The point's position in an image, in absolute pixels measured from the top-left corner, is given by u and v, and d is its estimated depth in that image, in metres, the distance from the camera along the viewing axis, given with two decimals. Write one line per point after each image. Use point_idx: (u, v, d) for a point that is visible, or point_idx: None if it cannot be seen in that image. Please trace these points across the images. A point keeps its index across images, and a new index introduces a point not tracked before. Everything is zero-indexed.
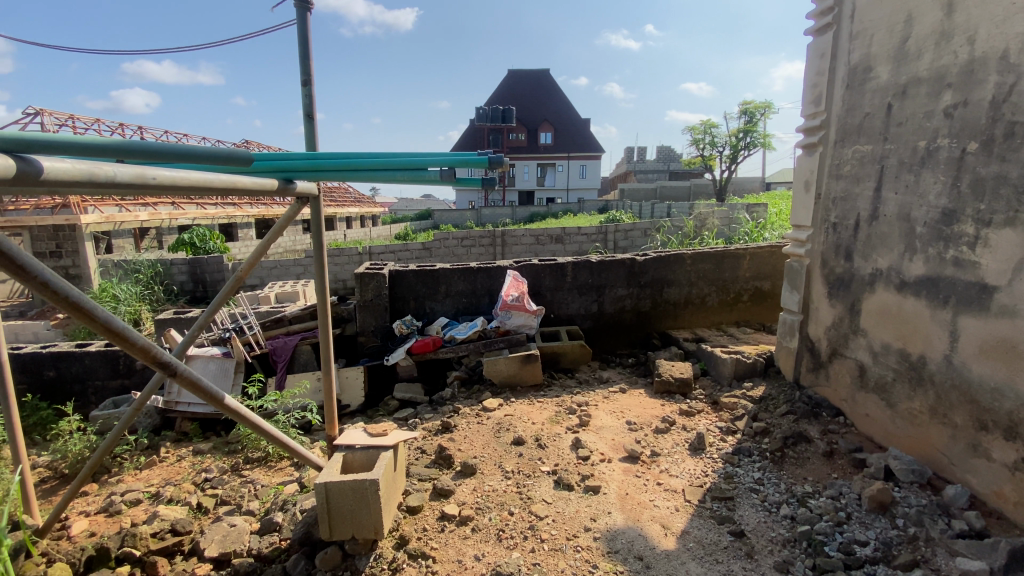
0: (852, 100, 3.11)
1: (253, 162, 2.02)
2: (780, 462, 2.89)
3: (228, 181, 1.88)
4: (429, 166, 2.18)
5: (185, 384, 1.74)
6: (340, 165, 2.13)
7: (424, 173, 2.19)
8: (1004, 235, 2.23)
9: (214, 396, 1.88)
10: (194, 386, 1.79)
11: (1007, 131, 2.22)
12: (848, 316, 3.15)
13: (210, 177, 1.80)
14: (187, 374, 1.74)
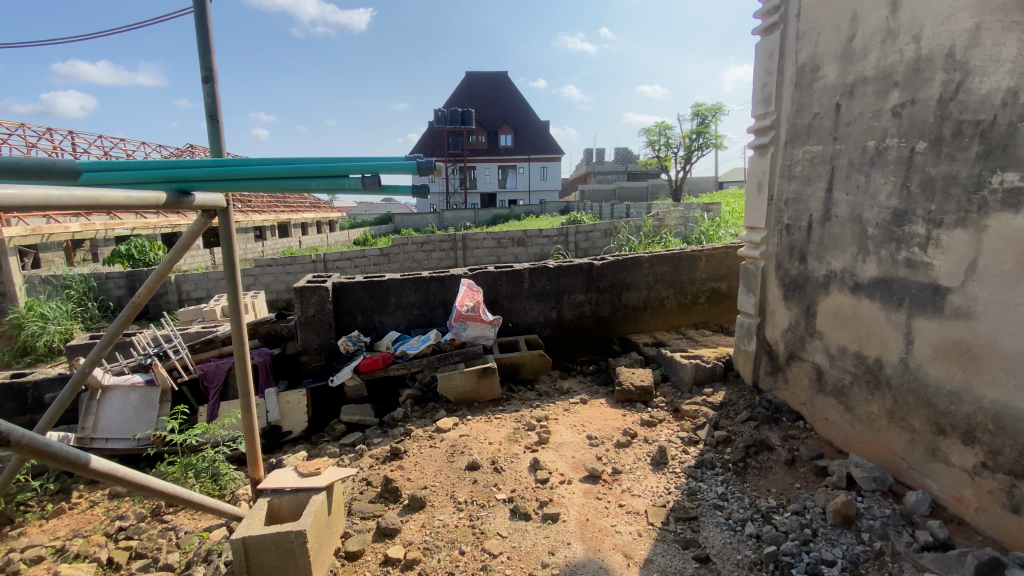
0: (801, 100, 3.07)
1: (82, 178, 1.58)
2: (743, 474, 2.78)
3: (83, 197, 1.49)
4: (349, 173, 1.96)
5: (26, 453, 1.43)
6: (246, 173, 1.96)
7: (344, 181, 1.98)
8: (956, 236, 2.17)
9: (71, 460, 1.57)
10: (39, 452, 1.48)
11: (954, 130, 2.18)
12: (804, 319, 3.10)
13: (55, 193, 1.40)
14: (27, 441, 1.43)
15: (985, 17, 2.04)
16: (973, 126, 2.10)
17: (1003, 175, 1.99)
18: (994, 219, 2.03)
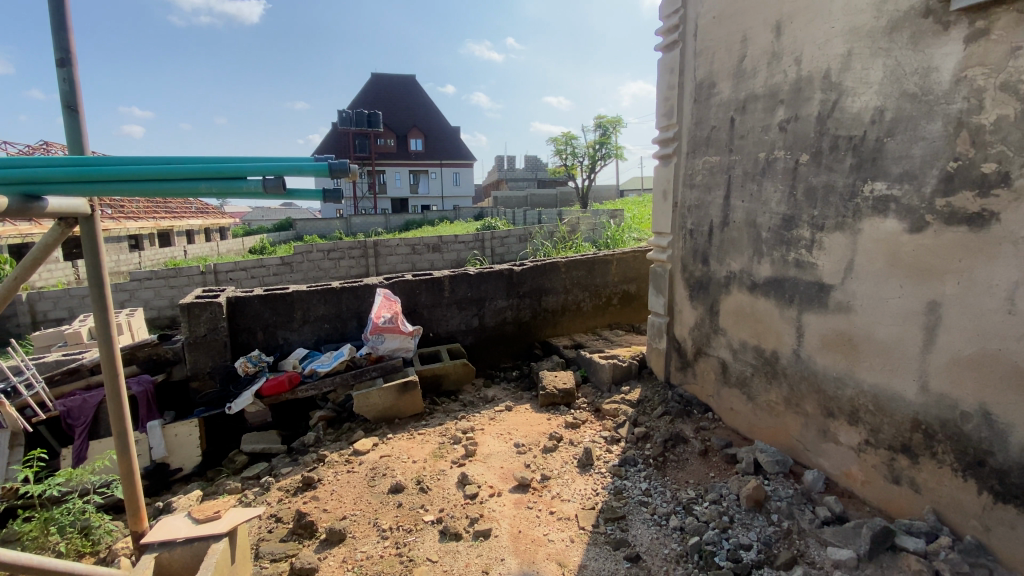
0: (700, 114, 3.30)
1: None
2: (663, 467, 2.89)
3: None
4: (247, 175, 1.74)
5: None
6: (120, 175, 1.67)
7: (241, 184, 1.75)
8: (836, 238, 2.43)
9: None
10: None
11: (831, 144, 2.44)
12: (708, 316, 3.31)
13: None
14: None
15: (854, 43, 2.31)
16: (847, 141, 2.36)
17: (873, 184, 2.26)
18: (867, 224, 2.29)
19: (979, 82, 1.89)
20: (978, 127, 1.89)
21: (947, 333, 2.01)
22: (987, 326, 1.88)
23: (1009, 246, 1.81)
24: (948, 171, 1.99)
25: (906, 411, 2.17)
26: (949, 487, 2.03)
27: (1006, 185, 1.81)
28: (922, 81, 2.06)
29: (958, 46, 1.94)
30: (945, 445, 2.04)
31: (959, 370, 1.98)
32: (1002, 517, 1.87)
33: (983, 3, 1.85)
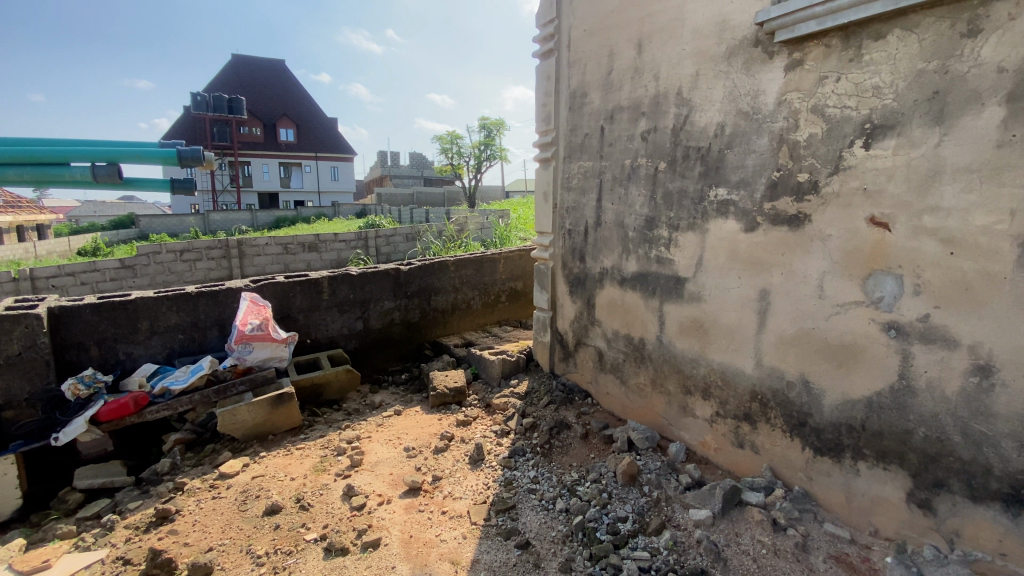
0: (574, 121, 3.51)
1: None
2: (549, 454, 3.02)
3: None
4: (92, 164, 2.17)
5: None
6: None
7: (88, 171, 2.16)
8: (689, 237, 2.74)
9: None
10: None
11: (684, 153, 2.75)
12: (586, 310, 3.54)
13: None
14: None
15: (701, 65, 2.63)
16: (696, 151, 2.68)
17: (717, 190, 2.59)
18: (713, 224, 2.62)
19: (794, 105, 2.26)
20: (795, 143, 2.26)
21: (776, 316, 2.38)
22: (803, 308, 2.27)
23: (818, 242, 2.20)
24: (773, 179, 2.35)
25: (746, 384, 2.53)
26: (780, 446, 2.40)
27: (815, 192, 2.20)
28: (753, 102, 2.42)
29: (779, 73, 2.30)
30: (777, 411, 2.41)
31: (785, 346, 2.35)
32: (818, 465, 2.27)
33: (796, 39, 2.22)
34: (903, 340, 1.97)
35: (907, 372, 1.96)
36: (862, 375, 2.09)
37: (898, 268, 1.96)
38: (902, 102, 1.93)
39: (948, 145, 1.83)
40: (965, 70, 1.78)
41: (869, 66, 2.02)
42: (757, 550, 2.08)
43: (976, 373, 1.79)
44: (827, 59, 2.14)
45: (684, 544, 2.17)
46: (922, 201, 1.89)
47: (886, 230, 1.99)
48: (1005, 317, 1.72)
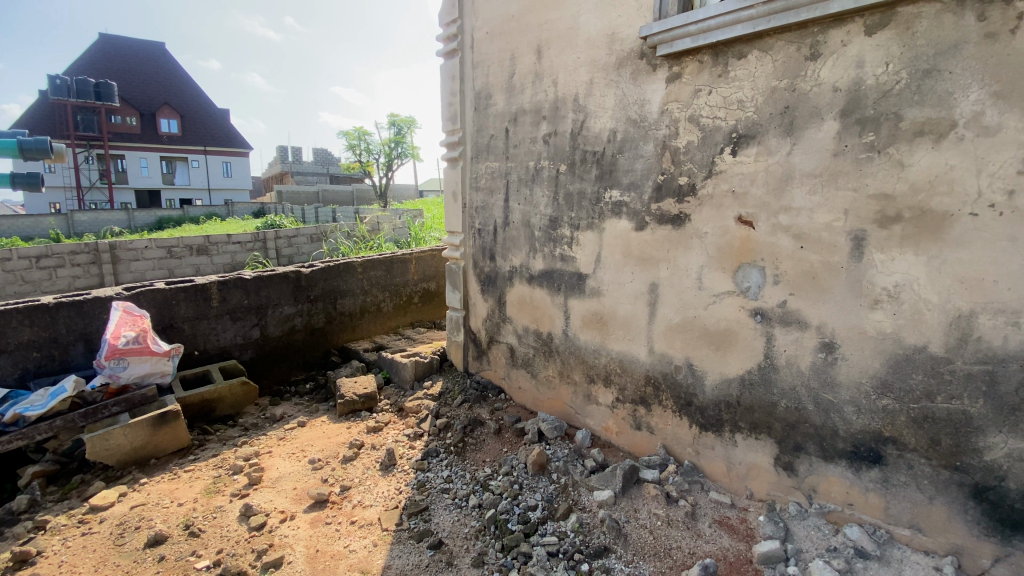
0: (479, 122, 3.55)
1: None
2: (463, 451, 3.03)
3: None
4: None
5: None
6: None
7: None
8: (589, 236, 2.90)
9: None
10: None
11: (582, 157, 2.89)
12: (497, 308, 3.60)
13: None
14: None
15: (595, 73, 2.79)
16: (593, 155, 2.84)
17: (611, 191, 2.76)
18: (609, 223, 2.79)
19: (674, 114, 2.48)
20: (675, 149, 2.48)
21: (665, 307, 2.59)
22: (687, 299, 2.49)
23: (697, 239, 2.43)
24: (658, 182, 2.56)
25: (642, 371, 2.72)
26: (672, 426, 2.62)
27: (693, 193, 2.43)
28: (640, 110, 2.61)
29: (662, 85, 2.51)
30: (668, 394, 2.62)
31: (673, 334, 2.57)
32: (704, 440, 2.50)
33: (675, 54, 2.43)
34: (767, 324, 2.24)
35: (771, 352, 2.24)
36: (737, 357, 2.35)
37: (761, 260, 2.23)
38: (760, 114, 2.20)
39: (796, 153, 2.11)
40: (808, 89, 2.06)
41: (735, 81, 2.27)
42: (653, 523, 2.26)
43: (823, 349, 2.09)
44: (701, 73, 2.37)
45: (590, 525, 2.30)
46: (778, 202, 2.17)
47: (751, 228, 2.25)
48: (842, 300, 2.03)
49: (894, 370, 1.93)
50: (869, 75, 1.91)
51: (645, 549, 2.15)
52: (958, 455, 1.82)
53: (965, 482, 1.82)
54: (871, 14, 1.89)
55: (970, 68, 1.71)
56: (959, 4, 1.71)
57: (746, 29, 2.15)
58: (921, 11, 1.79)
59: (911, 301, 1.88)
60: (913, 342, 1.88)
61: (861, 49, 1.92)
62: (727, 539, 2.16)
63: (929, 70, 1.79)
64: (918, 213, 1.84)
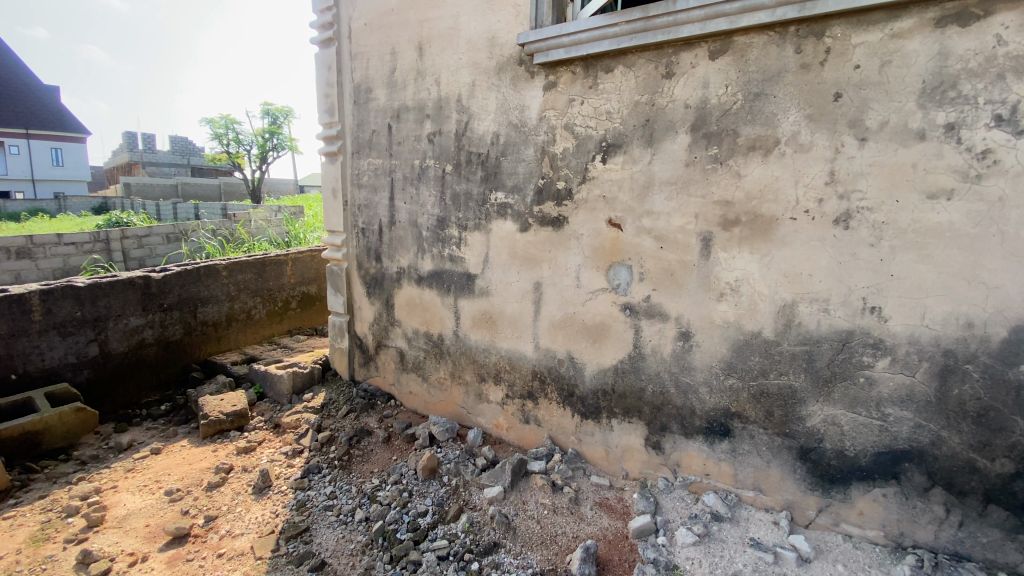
0: (360, 116, 3.41)
1: None
2: (348, 464, 2.88)
3: None
4: None
5: None
6: None
7: None
8: (476, 236, 2.92)
9: None
10: None
11: (466, 158, 2.91)
12: (384, 310, 3.47)
13: None
14: None
15: (476, 75, 2.82)
16: (477, 156, 2.86)
17: (496, 193, 2.81)
18: (495, 224, 2.84)
19: (551, 121, 2.59)
20: (553, 155, 2.60)
21: (549, 304, 2.71)
22: (568, 297, 2.63)
23: (575, 240, 2.57)
24: (539, 185, 2.66)
25: (529, 366, 2.81)
26: (557, 417, 2.75)
27: (570, 197, 2.56)
28: (520, 115, 2.69)
29: (539, 92, 2.62)
30: (553, 387, 2.75)
31: (556, 330, 2.70)
32: (586, 429, 2.66)
33: (550, 63, 2.54)
34: (635, 318, 2.44)
35: (639, 342, 2.45)
36: (612, 348, 2.53)
37: (629, 260, 2.43)
38: (626, 125, 2.39)
39: (656, 163, 2.32)
40: (664, 104, 2.28)
41: (604, 93, 2.44)
42: (540, 512, 2.35)
43: (682, 338, 2.33)
44: (574, 83, 2.51)
45: (480, 523, 2.32)
46: (642, 206, 2.37)
47: (620, 230, 2.44)
48: (695, 294, 2.28)
49: (737, 353, 2.22)
50: (713, 95, 2.17)
51: (533, 539, 2.22)
52: (787, 423, 2.14)
53: (792, 445, 2.14)
54: (714, 41, 2.15)
55: (789, 94, 2.02)
56: (780, 38, 2.01)
57: (612, 45, 2.31)
58: (752, 41, 2.06)
59: (749, 294, 2.16)
60: (752, 328, 2.17)
61: (707, 71, 2.18)
62: (606, 519, 2.32)
63: (759, 94, 2.07)
64: (752, 218, 2.12)
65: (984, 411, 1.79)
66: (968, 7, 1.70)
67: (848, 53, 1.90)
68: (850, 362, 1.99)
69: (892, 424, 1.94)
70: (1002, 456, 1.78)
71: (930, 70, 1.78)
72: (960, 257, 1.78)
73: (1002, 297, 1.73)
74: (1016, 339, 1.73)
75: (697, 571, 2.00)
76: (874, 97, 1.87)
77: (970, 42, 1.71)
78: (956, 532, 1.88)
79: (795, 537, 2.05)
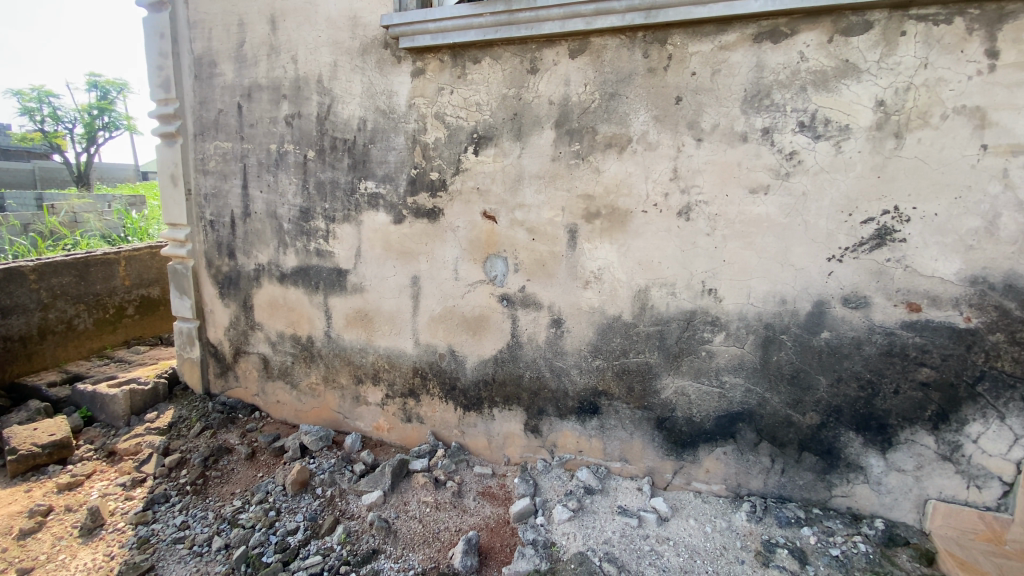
0: (203, 93, 3.01)
1: None
2: (203, 488, 2.57)
3: None
4: None
5: None
6: None
7: None
8: (345, 229, 2.74)
9: None
10: None
11: (331, 144, 2.71)
12: (242, 313, 3.13)
13: None
14: None
15: (338, 56, 2.63)
16: (342, 143, 2.68)
17: (365, 182, 2.66)
18: (365, 216, 2.69)
19: (421, 110, 2.51)
20: (425, 144, 2.52)
21: (426, 298, 2.65)
22: (446, 290, 2.60)
23: (450, 232, 2.54)
24: (411, 175, 2.57)
25: (408, 363, 2.73)
26: (439, 412, 2.71)
27: (444, 189, 2.52)
28: (388, 101, 2.57)
29: (407, 78, 2.52)
30: (434, 382, 2.70)
31: (435, 325, 2.65)
32: (468, 421, 2.66)
33: (416, 49, 2.46)
34: (512, 308, 2.49)
35: (516, 331, 2.50)
36: (491, 339, 2.55)
37: (504, 251, 2.46)
38: (495, 117, 2.40)
39: (525, 156, 2.37)
40: (530, 99, 2.33)
41: (472, 84, 2.42)
42: (422, 511, 2.31)
43: (554, 325, 2.43)
44: (442, 71, 2.46)
45: (358, 532, 2.22)
46: (514, 199, 2.41)
47: (494, 222, 2.46)
48: (565, 283, 2.39)
49: (602, 336, 2.37)
50: (574, 93, 2.26)
51: (414, 539, 2.18)
52: (645, 397, 2.34)
53: (651, 417, 2.35)
54: (573, 40, 2.24)
55: (639, 95, 2.17)
56: (631, 42, 2.15)
57: (477, 35, 2.30)
58: (607, 43, 2.19)
59: (610, 281, 2.31)
60: (614, 312, 2.33)
61: (568, 69, 2.26)
62: (489, 508, 2.35)
63: (614, 94, 2.21)
64: (611, 211, 2.27)
65: (796, 372, 2.12)
66: (778, 26, 1.97)
67: (686, 60, 2.09)
68: (694, 339, 2.23)
69: (729, 390, 2.22)
70: (810, 410, 2.13)
71: (751, 80, 2.03)
72: (774, 244, 2.07)
73: (806, 276, 2.06)
74: (817, 312, 2.07)
75: (572, 545, 2.11)
76: (708, 102, 2.09)
77: (780, 57, 1.98)
78: (780, 478, 2.21)
79: (655, 500, 2.27)
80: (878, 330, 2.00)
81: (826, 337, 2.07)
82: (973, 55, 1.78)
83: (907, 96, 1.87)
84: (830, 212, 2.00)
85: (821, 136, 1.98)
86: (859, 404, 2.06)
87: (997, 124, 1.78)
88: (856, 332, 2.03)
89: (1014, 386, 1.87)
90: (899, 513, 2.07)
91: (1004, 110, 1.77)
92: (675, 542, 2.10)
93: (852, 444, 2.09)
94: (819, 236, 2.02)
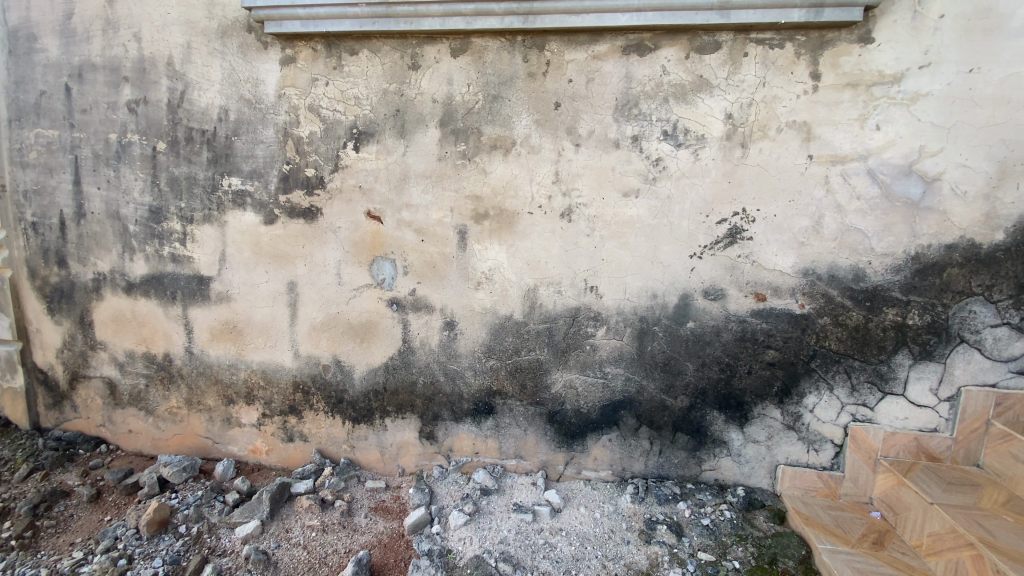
0: (17, 71, 2.51)
1: None
2: (32, 542, 2.16)
3: None
4: None
5: None
6: None
7: None
8: (206, 231, 2.45)
9: None
10: None
11: (186, 135, 2.40)
12: (78, 331, 2.67)
13: None
14: None
15: (192, 36, 2.34)
16: (200, 134, 2.39)
17: (229, 179, 2.40)
18: (230, 216, 2.43)
19: (293, 101, 2.32)
20: (298, 138, 2.34)
21: (306, 306, 2.46)
22: (328, 296, 2.43)
23: (331, 233, 2.38)
24: (283, 172, 2.36)
25: (287, 378, 2.52)
26: (326, 428, 2.54)
27: (321, 187, 2.35)
28: (254, 90, 2.34)
29: (275, 66, 2.31)
30: (318, 396, 2.52)
31: (317, 333, 2.47)
32: (358, 434, 2.53)
33: (285, 35, 2.26)
34: (402, 312, 2.40)
35: (407, 336, 2.42)
36: (380, 346, 2.44)
37: (392, 253, 2.36)
38: (375, 113, 2.29)
39: (409, 155, 2.29)
40: (412, 96, 2.26)
41: (349, 76, 2.28)
42: (307, 537, 2.16)
43: (446, 327, 2.39)
44: (315, 61, 2.29)
45: (231, 569, 2.02)
46: (399, 199, 2.32)
47: (379, 222, 2.35)
48: (456, 284, 2.35)
49: (494, 336, 2.37)
50: (457, 92, 2.23)
51: (298, 568, 2.03)
52: (537, 393, 2.39)
53: (542, 411, 2.40)
54: (454, 39, 2.21)
55: (520, 98, 2.20)
56: (510, 45, 2.18)
57: (353, 25, 2.17)
58: (488, 45, 2.19)
59: (501, 281, 2.33)
60: (504, 312, 2.35)
61: (450, 68, 2.23)
62: (382, 522, 2.26)
63: (496, 96, 2.22)
64: (498, 211, 2.28)
65: (668, 360, 2.30)
66: (644, 41, 2.12)
67: (563, 67, 2.17)
68: (579, 334, 2.33)
69: (611, 380, 2.35)
70: (681, 394, 2.32)
71: (620, 89, 2.15)
72: (645, 244, 2.23)
73: (673, 272, 2.23)
74: (683, 304, 2.26)
75: (469, 549, 2.09)
76: (584, 108, 2.18)
77: (646, 69, 2.13)
78: (658, 458, 2.39)
79: (548, 493, 2.34)
80: (733, 319, 2.24)
81: (691, 326, 2.27)
82: (801, 77, 2.05)
83: (750, 110, 2.10)
84: (692, 213, 2.19)
85: (682, 144, 2.16)
86: (720, 384, 2.30)
87: (819, 137, 2.07)
88: (716, 321, 2.25)
89: (839, 361, 2.20)
90: (756, 480, 2.33)
91: (825, 125, 2.07)
92: (567, 532, 2.18)
93: (716, 422, 2.32)
94: (682, 235, 2.20)
